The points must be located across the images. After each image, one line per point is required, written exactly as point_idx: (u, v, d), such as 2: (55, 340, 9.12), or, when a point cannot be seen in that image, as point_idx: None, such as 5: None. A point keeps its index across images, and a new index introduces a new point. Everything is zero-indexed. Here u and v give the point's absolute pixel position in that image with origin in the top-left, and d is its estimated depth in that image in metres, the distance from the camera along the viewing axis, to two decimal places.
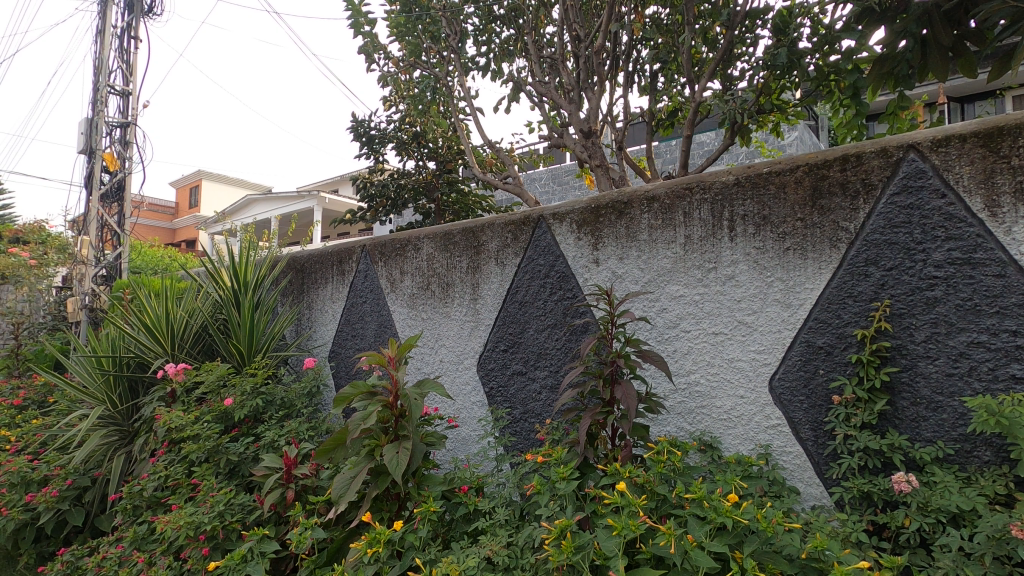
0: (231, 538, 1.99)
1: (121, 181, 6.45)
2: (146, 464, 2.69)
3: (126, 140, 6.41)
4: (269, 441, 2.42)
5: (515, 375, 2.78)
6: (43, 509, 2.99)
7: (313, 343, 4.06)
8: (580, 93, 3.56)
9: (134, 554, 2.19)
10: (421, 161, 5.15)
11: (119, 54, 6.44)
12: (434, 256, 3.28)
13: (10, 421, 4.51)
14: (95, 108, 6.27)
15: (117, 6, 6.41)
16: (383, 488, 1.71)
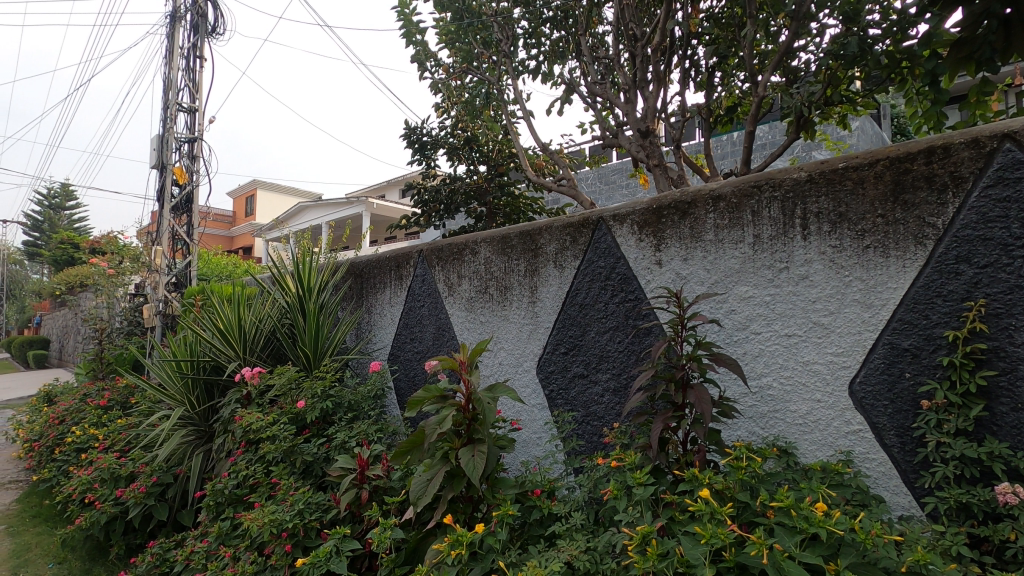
0: (311, 536, 2.07)
1: (189, 193, 6.81)
2: (225, 463, 2.83)
3: (193, 154, 6.76)
4: (341, 442, 2.50)
5: (576, 378, 2.78)
6: (133, 504, 3.20)
7: (373, 346, 4.16)
8: (635, 92, 3.52)
9: (219, 549, 2.31)
10: (472, 166, 5.21)
11: (186, 73, 6.80)
12: (492, 260, 3.31)
13: (97, 420, 4.85)
14: (166, 125, 6.64)
15: (184, 28, 6.78)
16: (458, 490, 1.74)
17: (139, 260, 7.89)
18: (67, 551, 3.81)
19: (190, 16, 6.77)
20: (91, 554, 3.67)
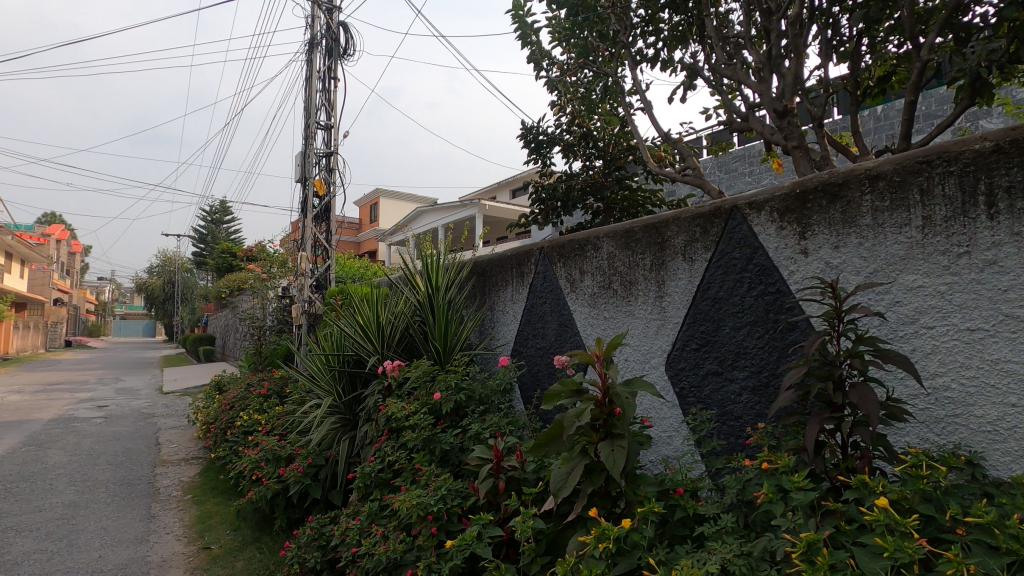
0: (453, 521, 2.19)
1: (328, 203, 7.48)
2: (370, 449, 3.06)
3: (330, 167, 7.41)
4: (475, 433, 2.61)
5: (710, 376, 2.65)
6: (293, 482, 3.58)
7: (497, 342, 4.28)
8: (769, 71, 3.29)
9: (370, 528, 2.51)
10: (588, 161, 5.17)
11: (323, 94, 7.47)
12: (615, 255, 3.26)
13: (259, 407, 5.49)
14: (307, 142, 7.34)
15: (320, 53, 7.45)
16: (599, 484, 1.74)
17: (287, 265, 8.84)
18: (240, 520, 4.37)
19: (325, 42, 7.42)
20: (259, 524, 4.17)
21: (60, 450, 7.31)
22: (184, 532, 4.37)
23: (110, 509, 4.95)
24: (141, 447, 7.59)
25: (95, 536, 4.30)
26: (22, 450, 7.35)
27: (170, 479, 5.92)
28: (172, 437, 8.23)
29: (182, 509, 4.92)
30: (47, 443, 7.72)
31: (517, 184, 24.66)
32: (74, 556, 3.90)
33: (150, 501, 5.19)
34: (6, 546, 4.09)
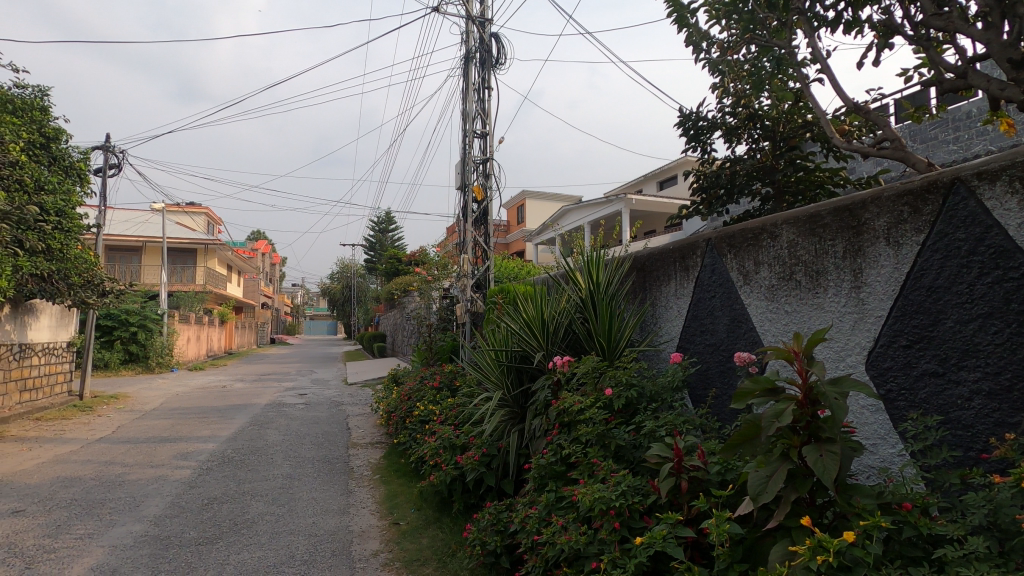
0: (635, 517, 2.18)
1: (485, 208, 7.86)
2: (543, 441, 3.16)
3: (487, 172, 7.79)
4: (651, 431, 2.57)
5: (927, 377, 2.30)
6: (469, 469, 3.82)
7: (661, 338, 4.15)
8: (999, 14, 2.77)
9: (549, 518, 2.59)
10: (755, 144, 4.81)
11: (479, 104, 7.88)
12: (798, 242, 2.97)
13: (433, 399, 5.96)
14: (466, 151, 7.80)
15: (475, 65, 7.86)
16: (804, 491, 1.63)
17: (443, 267, 9.38)
18: (422, 501, 4.80)
19: (479, 54, 7.82)
20: (439, 505, 4.54)
21: (276, 430, 8.67)
22: (377, 507, 4.92)
23: (318, 483, 5.76)
24: (336, 430, 8.71)
25: (309, 505, 5.03)
26: (249, 428, 8.85)
27: (361, 460, 6.70)
28: (359, 422, 9.31)
29: (373, 487, 5.55)
30: (266, 424, 9.21)
31: (664, 175, 23.75)
32: (295, 520, 4.59)
33: (347, 478, 5.93)
34: (246, 507, 4.96)
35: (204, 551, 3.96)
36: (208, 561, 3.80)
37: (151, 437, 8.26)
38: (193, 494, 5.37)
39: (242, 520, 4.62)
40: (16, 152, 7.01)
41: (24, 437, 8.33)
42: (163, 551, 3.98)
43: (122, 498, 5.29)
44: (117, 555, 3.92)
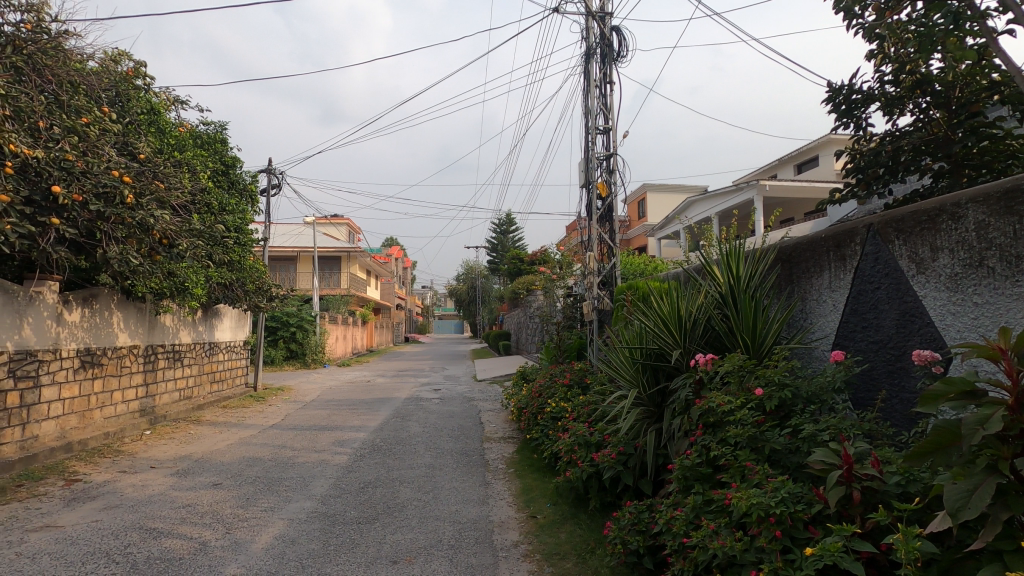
0: (799, 527, 2.05)
1: (610, 204, 7.76)
2: (685, 442, 3.05)
3: (611, 168, 7.68)
4: (811, 434, 2.38)
5: None
6: (607, 467, 3.81)
7: (813, 335, 3.81)
8: None
9: (698, 521, 2.49)
10: (922, 114, 4.25)
11: (600, 99, 7.79)
12: (989, 223, 2.58)
13: (564, 396, 6.02)
14: (588, 148, 7.74)
15: (596, 61, 7.79)
16: (1019, 511, 1.44)
17: (563, 265, 9.34)
18: (558, 496, 4.87)
19: (600, 50, 7.73)
20: (574, 501, 4.58)
21: (417, 423, 9.30)
22: (514, 500, 5.08)
23: (457, 473, 6.08)
24: (470, 424, 9.12)
25: (451, 493, 5.34)
26: (393, 420, 9.57)
27: (495, 453, 6.96)
28: (490, 418, 9.66)
29: (509, 480, 5.73)
30: (407, 416, 9.90)
31: (803, 157, 21.72)
32: (440, 507, 4.90)
33: (484, 470, 6.19)
34: (396, 492, 5.39)
35: (365, 530, 4.37)
36: (369, 539, 4.18)
37: (312, 425, 9.28)
38: (351, 478, 5.94)
39: (394, 504, 5.02)
40: (205, 180, 8.24)
41: (215, 422, 9.78)
42: (331, 527, 4.46)
43: (294, 478, 6.01)
44: (294, 527, 4.47)
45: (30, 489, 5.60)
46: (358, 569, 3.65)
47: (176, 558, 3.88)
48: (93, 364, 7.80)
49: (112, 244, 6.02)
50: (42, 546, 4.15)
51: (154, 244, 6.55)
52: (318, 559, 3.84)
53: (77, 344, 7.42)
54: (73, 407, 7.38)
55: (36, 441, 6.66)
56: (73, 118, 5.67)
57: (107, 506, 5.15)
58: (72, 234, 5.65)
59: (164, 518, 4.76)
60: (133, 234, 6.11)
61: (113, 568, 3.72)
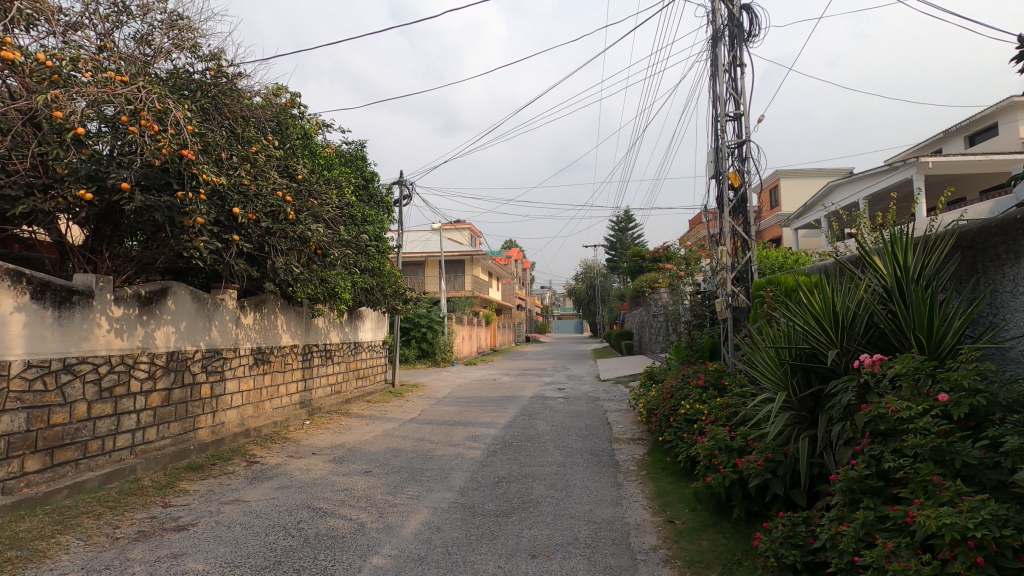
0: (1007, 555, 1.82)
1: (744, 194, 7.28)
2: (849, 450, 2.79)
3: (744, 156, 7.21)
4: (1017, 449, 2.07)
5: None
6: (753, 474, 3.58)
7: (1008, 333, 3.27)
8: None
9: (870, 539, 2.26)
10: None
11: (730, 84, 7.34)
12: None
13: (699, 397, 5.77)
14: (718, 137, 7.34)
15: (724, 44, 7.35)
16: None
17: (690, 260, 8.93)
18: (697, 502, 4.67)
19: (728, 32, 7.29)
20: (716, 508, 4.36)
21: (544, 421, 9.44)
22: (649, 503, 4.96)
23: (588, 473, 6.07)
24: (597, 424, 9.06)
25: (583, 492, 5.35)
26: (521, 418, 9.80)
27: (626, 454, 6.85)
28: (617, 418, 9.52)
29: (643, 482, 5.60)
30: (534, 414, 10.09)
31: (977, 125, 18.66)
32: (574, 506, 4.93)
33: (615, 471, 6.12)
34: (530, 488, 5.53)
35: (503, 523, 4.54)
36: (507, 532, 4.33)
37: (446, 420, 9.81)
38: (486, 472, 6.20)
39: (529, 499, 5.15)
40: (349, 194, 9.09)
41: (362, 414, 10.72)
42: (471, 517, 4.69)
43: (434, 469, 6.40)
44: (438, 516, 4.76)
45: (222, 467, 6.56)
46: (500, 559, 3.80)
47: (340, 536, 4.33)
48: (264, 361, 8.93)
49: (278, 255, 6.86)
50: (234, 517, 4.84)
51: (310, 255, 7.33)
52: (462, 547, 4.05)
53: (251, 344, 8.54)
54: (250, 398, 8.52)
55: (223, 426, 7.79)
56: (247, 148, 6.56)
57: (281, 485, 5.88)
58: (249, 248, 6.52)
59: (327, 499, 5.32)
60: (295, 246, 6.90)
61: (290, 540, 4.24)
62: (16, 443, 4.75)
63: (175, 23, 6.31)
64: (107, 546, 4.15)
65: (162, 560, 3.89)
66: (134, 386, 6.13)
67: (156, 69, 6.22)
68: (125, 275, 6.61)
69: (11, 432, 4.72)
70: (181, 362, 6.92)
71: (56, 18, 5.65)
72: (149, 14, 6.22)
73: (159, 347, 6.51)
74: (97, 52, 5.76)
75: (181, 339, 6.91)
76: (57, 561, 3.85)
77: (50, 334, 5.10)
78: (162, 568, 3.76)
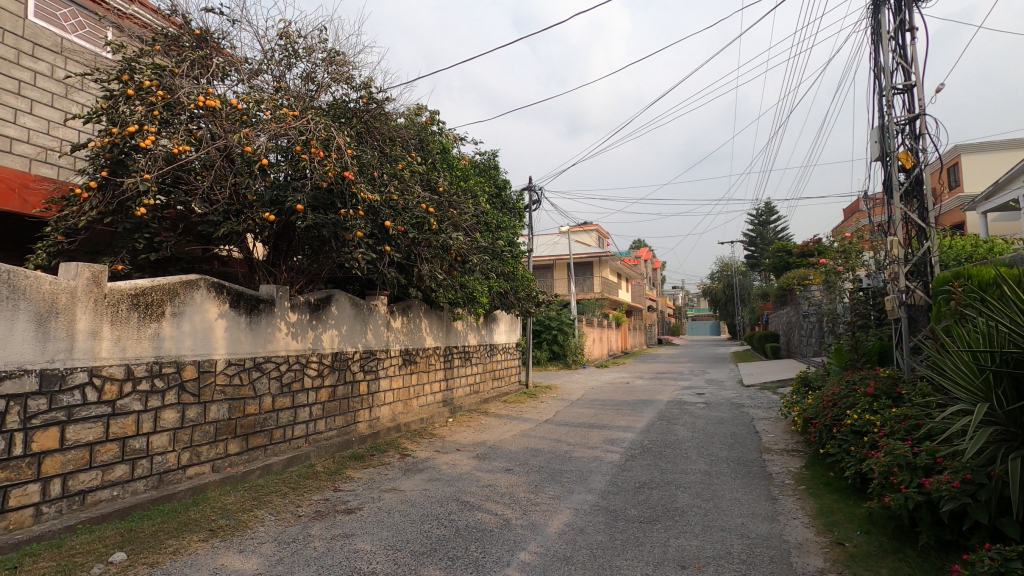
0: None
1: (919, 176, 6.38)
2: None
3: (918, 132, 6.31)
4: None
5: None
6: (945, 497, 3.11)
7: None
8: None
9: None
10: None
11: (898, 52, 6.48)
12: None
13: (869, 406, 5.15)
14: (883, 114, 6.51)
15: (889, 7, 6.50)
16: None
17: (849, 254, 8.04)
18: (871, 524, 4.17)
19: None
20: (896, 533, 3.85)
21: (684, 427, 9.04)
22: (811, 521, 4.52)
23: (738, 484, 5.70)
24: (744, 432, 8.47)
25: (733, 504, 5.04)
26: (659, 423, 9.49)
27: (780, 467, 6.31)
28: (767, 427, 8.82)
29: (802, 498, 5.13)
30: (673, 419, 9.70)
31: None
32: (724, 518, 4.66)
33: (769, 483, 5.67)
34: (674, 496, 5.32)
35: (648, 530, 4.42)
36: (653, 539, 4.21)
37: (582, 422, 9.80)
38: (626, 476, 6.09)
39: (674, 508, 4.97)
40: (484, 202, 9.49)
41: (499, 414, 11.11)
42: (614, 522, 4.64)
43: (573, 471, 6.43)
44: (580, 517, 4.77)
45: (380, 458, 7.19)
46: (647, 567, 3.71)
47: (488, 529, 4.52)
48: (411, 361, 9.64)
49: (424, 263, 7.38)
50: (393, 504, 5.28)
51: (451, 262, 7.78)
52: (607, 550, 4.02)
53: (400, 346, 9.26)
54: (400, 395, 9.24)
55: (378, 421, 8.54)
56: (395, 166, 7.15)
57: (431, 478, 6.29)
58: (399, 258, 7.09)
59: (473, 494, 5.59)
60: (438, 254, 7.37)
61: (443, 530, 4.52)
62: (221, 428, 5.63)
63: (333, 59, 7.09)
64: (293, 521, 4.76)
65: (337, 538, 4.37)
66: (307, 382, 6.97)
67: (320, 102, 7.04)
68: (298, 285, 7.53)
69: (218, 419, 5.60)
70: (343, 361, 7.71)
71: (243, 67, 6.62)
72: (313, 54, 7.05)
73: (325, 349, 7.32)
74: (274, 93, 6.66)
75: (342, 342, 7.71)
76: (256, 531, 4.50)
77: (244, 336, 5.96)
78: (337, 545, 4.22)
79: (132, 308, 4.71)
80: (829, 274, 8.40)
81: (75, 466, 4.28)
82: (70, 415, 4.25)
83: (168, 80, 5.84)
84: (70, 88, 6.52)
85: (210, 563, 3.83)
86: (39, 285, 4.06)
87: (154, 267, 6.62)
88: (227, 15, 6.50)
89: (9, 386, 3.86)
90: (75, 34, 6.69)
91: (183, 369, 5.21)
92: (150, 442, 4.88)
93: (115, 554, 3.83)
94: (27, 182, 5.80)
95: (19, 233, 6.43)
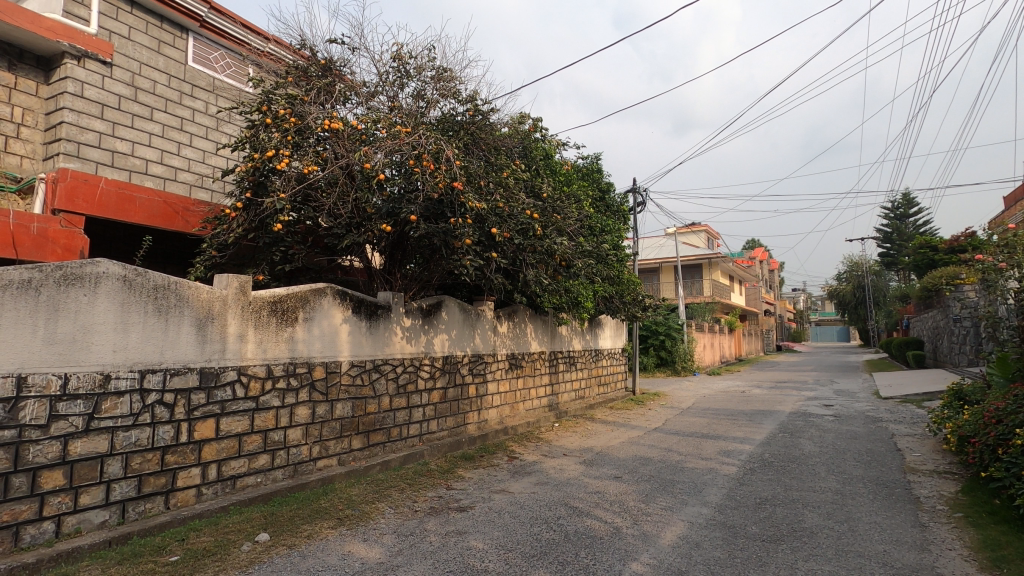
0: None
1: None
2: None
3: None
4: None
5: None
6: None
7: None
8: None
9: None
10: None
11: None
12: None
13: None
14: None
15: None
16: None
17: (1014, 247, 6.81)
18: None
19: None
20: None
21: (810, 440, 8.32)
22: (972, 554, 3.95)
23: (877, 507, 5.13)
24: (883, 450, 7.62)
25: (873, 529, 4.55)
26: (781, 435, 8.81)
27: (929, 490, 5.60)
28: (911, 445, 7.86)
29: (959, 527, 4.51)
30: (797, 432, 8.95)
31: None
32: (862, 543, 4.21)
33: (916, 508, 5.04)
34: (801, 515, 4.90)
35: (771, 549, 4.12)
36: (779, 560, 3.91)
37: (695, 432, 9.36)
38: (745, 491, 5.71)
39: (801, 528, 4.58)
40: (588, 206, 9.43)
41: (606, 420, 10.96)
42: (734, 538, 4.38)
43: (686, 482, 6.15)
44: (695, 531, 4.56)
45: (489, 459, 7.38)
46: None
47: (599, 537, 4.46)
48: (517, 365, 9.79)
49: (528, 267, 7.48)
50: (502, 505, 5.39)
51: (556, 267, 7.80)
52: (726, 568, 3.80)
53: (506, 350, 9.44)
54: (507, 398, 9.42)
55: (487, 423, 8.77)
56: (500, 173, 7.32)
57: (539, 481, 6.34)
58: (505, 264, 7.24)
59: (581, 500, 5.54)
60: (542, 258, 7.42)
61: (553, 534, 4.53)
62: (346, 425, 6.09)
63: (441, 76, 7.42)
64: (410, 515, 5.03)
65: (451, 535, 4.55)
66: (421, 384, 7.32)
67: (430, 117, 7.40)
68: (412, 292, 7.94)
69: (343, 416, 6.06)
70: (453, 364, 8.02)
71: (361, 90, 7.15)
72: (422, 72, 7.43)
73: (437, 352, 7.66)
74: (389, 112, 7.12)
75: (452, 346, 8.02)
76: (377, 522, 4.81)
77: (365, 339, 6.40)
78: (451, 541, 4.39)
79: (271, 314, 5.25)
80: (987, 271, 7.27)
81: (227, 454, 4.84)
82: (223, 409, 4.82)
83: (299, 108, 6.46)
84: (221, 121, 7.42)
85: (339, 549, 4.15)
86: (199, 293, 4.65)
87: (289, 277, 7.33)
88: (348, 44, 7.05)
89: (178, 381, 4.47)
90: (224, 73, 7.61)
91: (313, 369, 5.71)
92: (287, 435, 5.40)
93: (260, 534, 4.28)
94: (189, 205, 6.61)
95: (183, 249, 7.42)
